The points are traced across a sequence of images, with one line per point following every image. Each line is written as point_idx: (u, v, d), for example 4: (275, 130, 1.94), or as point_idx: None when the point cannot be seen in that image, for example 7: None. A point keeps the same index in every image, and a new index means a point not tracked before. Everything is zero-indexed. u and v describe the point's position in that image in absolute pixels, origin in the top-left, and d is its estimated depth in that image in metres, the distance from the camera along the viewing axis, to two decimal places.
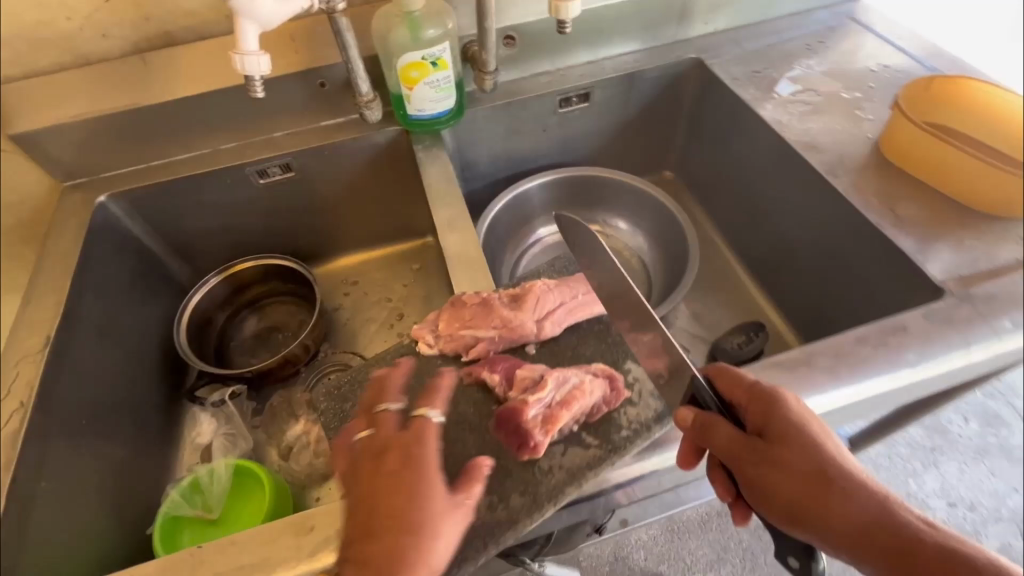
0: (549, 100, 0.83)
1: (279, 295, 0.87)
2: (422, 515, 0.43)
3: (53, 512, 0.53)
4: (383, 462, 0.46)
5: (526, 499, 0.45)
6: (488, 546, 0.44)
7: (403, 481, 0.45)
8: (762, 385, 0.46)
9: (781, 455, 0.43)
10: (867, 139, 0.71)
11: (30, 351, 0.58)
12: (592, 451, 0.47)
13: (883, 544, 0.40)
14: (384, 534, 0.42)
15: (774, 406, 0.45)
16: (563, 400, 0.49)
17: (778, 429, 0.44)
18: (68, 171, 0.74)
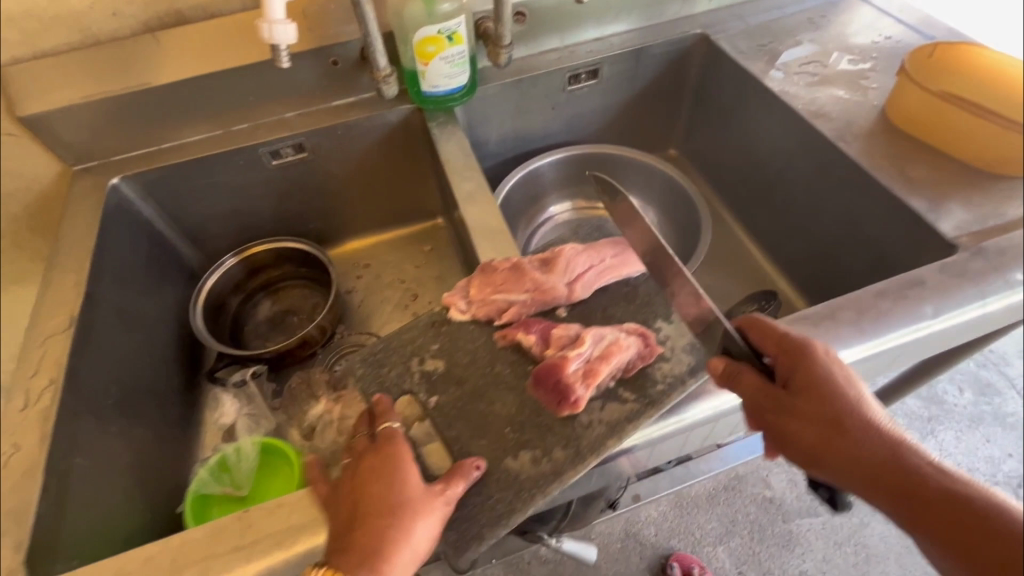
0: (558, 76, 0.83)
1: (292, 278, 0.86)
2: (400, 509, 0.44)
3: (88, 489, 0.53)
4: (361, 463, 0.47)
5: (569, 453, 0.47)
6: (534, 497, 0.46)
7: (381, 477, 0.45)
8: (791, 338, 0.49)
9: (802, 403, 0.46)
10: (872, 106, 0.72)
11: (55, 331, 0.58)
12: (629, 405, 0.49)
13: (889, 484, 0.44)
14: (361, 530, 0.43)
15: (799, 358, 0.48)
16: (601, 355, 0.51)
17: (801, 380, 0.47)
18: (77, 154, 0.73)
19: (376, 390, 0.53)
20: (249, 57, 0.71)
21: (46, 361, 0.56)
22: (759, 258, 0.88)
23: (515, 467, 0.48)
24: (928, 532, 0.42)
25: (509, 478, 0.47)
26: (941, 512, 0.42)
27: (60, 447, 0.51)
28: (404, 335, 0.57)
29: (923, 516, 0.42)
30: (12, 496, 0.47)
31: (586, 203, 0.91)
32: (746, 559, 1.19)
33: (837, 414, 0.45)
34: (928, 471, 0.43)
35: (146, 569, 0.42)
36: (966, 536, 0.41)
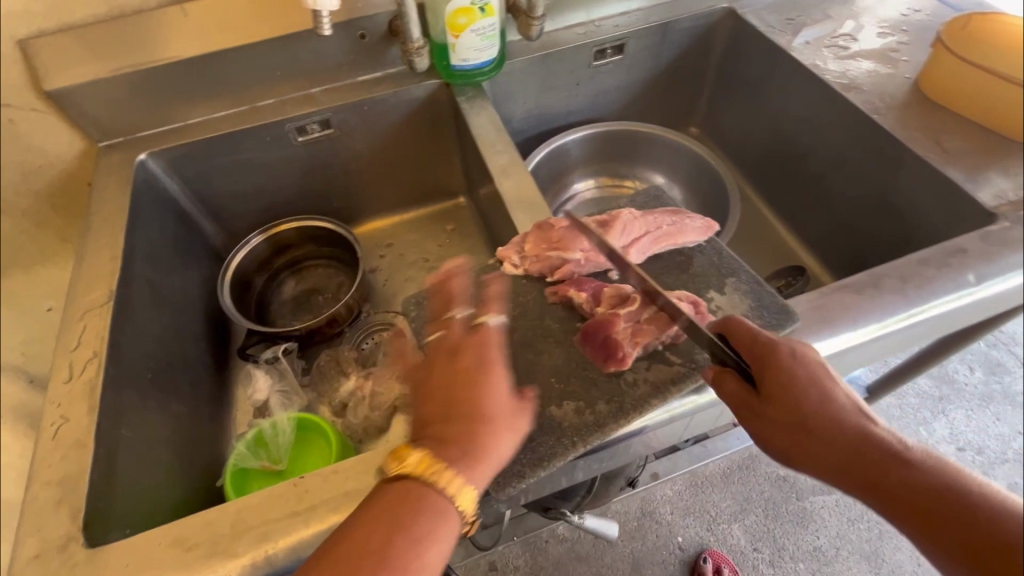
0: (585, 51, 0.82)
1: (317, 258, 0.86)
2: (490, 413, 0.44)
3: (134, 460, 0.54)
4: (455, 358, 0.47)
5: (612, 407, 0.48)
6: (575, 446, 0.47)
7: (474, 378, 0.46)
8: (762, 339, 0.46)
9: (772, 406, 0.44)
10: (905, 79, 0.72)
11: (94, 305, 0.58)
12: (676, 367, 0.50)
13: (865, 481, 0.41)
14: (452, 423, 0.44)
15: (768, 361, 0.45)
16: (653, 318, 0.53)
17: (772, 382, 0.44)
18: (103, 131, 0.72)
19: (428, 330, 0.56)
20: (276, 32, 0.70)
21: (87, 334, 0.56)
22: (785, 234, 0.88)
23: (559, 414, 0.49)
24: (907, 525, 0.40)
25: (553, 425, 0.48)
26: (914, 506, 0.39)
27: (106, 419, 0.52)
28: None
29: (900, 509, 0.40)
30: (65, 465, 0.47)
31: (611, 181, 0.92)
32: (762, 536, 1.19)
33: (810, 414, 0.43)
34: (904, 464, 0.41)
35: (205, 533, 0.42)
36: (942, 532, 0.38)
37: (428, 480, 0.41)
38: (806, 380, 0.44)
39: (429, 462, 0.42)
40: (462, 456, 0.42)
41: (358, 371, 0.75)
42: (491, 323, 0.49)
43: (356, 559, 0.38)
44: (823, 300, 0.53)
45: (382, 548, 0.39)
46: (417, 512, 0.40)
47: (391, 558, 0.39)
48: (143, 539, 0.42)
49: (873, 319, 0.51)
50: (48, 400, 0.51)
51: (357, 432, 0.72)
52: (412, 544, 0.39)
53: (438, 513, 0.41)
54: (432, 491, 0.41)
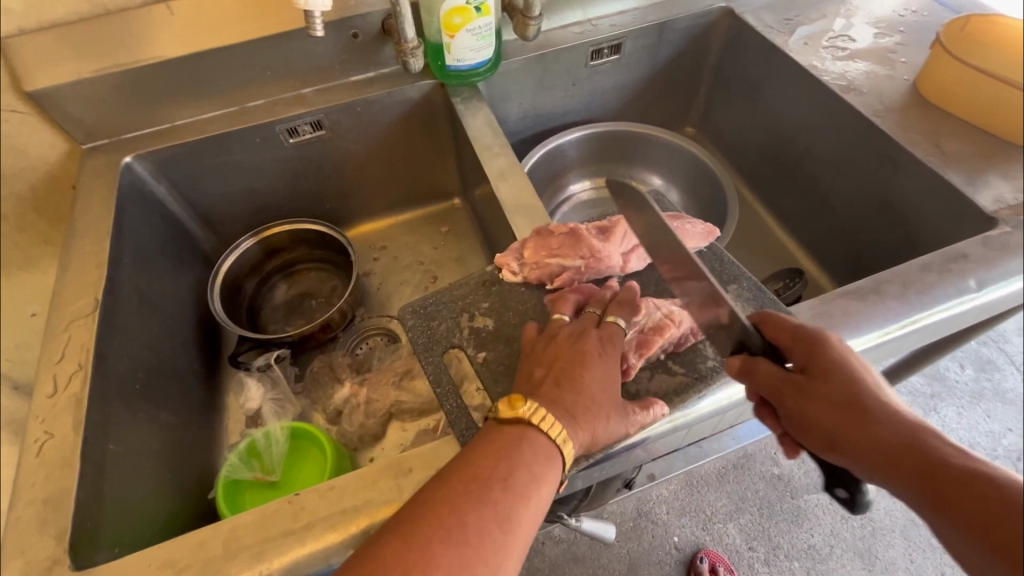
0: (581, 51, 0.81)
1: (310, 261, 0.84)
2: (602, 392, 0.47)
3: (122, 476, 0.52)
4: (581, 338, 0.50)
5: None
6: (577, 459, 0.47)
7: (595, 357, 0.49)
8: (805, 326, 0.47)
9: (819, 382, 0.43)
10: (904, 81, 0.70)
11: (79, 315, 0.56)
12: (679, 377, 0.51)
13: (915, 469, 0.38)
14: (570, 390, 0.46)
15: (812, 343, 0.45)
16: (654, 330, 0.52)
17: (818, 361, 0.44)
18: (87, 132, 0.70)
19: (423, 340, 0.55)
20: (267, 30, 0.68)
21: (72, 346, 0.54)
22: (781, 236, 0.88)
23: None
24: (961, 525, 0.35)
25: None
26: (971, 496, 0.35)
27: (93, 434, 0.50)
28: (455, 291, 0.58)
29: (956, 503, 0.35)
30: (51, 485, 0.46)
31: (608, 181, 0.91)
32: (757, 535, 1.19)
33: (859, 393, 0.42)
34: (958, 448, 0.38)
35: (198, 554, 0.41)
36: (1003, 529, 0.33)
37: (547, 434, 0.44)
38: (852, 363, 0.44)
39: (549, 416, 0.44)
40: (572, 419, 0.45)
41: (352, 378, 0.74)
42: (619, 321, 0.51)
43: (484, 487, 0.40)
44: (825, 308, 0.52)
45: (505, 478, 0.41)
46: (535, 456, 0.43)
47: (514, 491, 0.41)
48: (132, 560, 0.41)
49: (876, 326, 0.50)
50: (31, 415, 0.50)
51: (353, 440, 0.71)
52: (530, 481, 0.42)
53: (552, 463, 0.43)
54: (548, 442, 0.44)
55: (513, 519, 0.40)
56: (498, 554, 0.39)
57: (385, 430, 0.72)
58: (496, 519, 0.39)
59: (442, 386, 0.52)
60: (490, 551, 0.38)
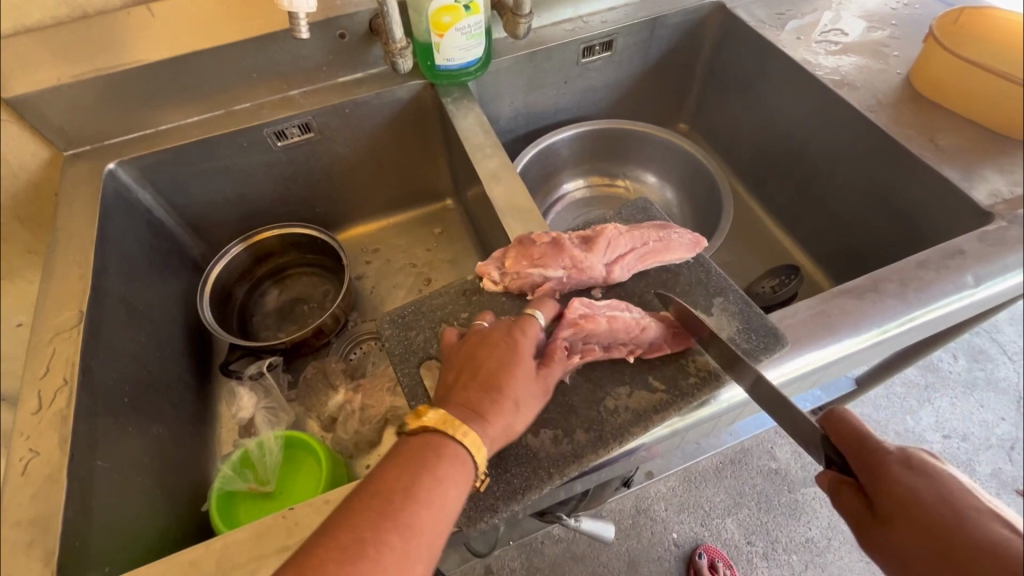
0: (572, 48, 0.80)
1: (301, 265, 0.83)
2: (512, 387, 0.45)
3: (111, 492, 0.51)
4: (491, 336, 0.48)
5: (591, 436, 0.47)
6: (552, 478, 0.45)
7: (507, 354, 0.47)
8: (872, 441, 0.42)
9: (895, 525, 0.39)
10: (896, 74, 0.71)
11: (64, 328, 0.55)
12: (658, 394, 0.49)
13: None
14: (478, 390, 0.45)
15: (881, 472, 0.42)
16: (602, 327, 0.50)
17: (887, 492, 0.41)
18: (68, 138, 0.68)
19: (401, 350, 0.54)
20: (255, 31, 0.66)
21: (56, 359, 0.53)
22: (776, 232, 0.87)
23: (536, 443, 0.47)
24: None
25: (529, 454, 0.46)
26: None
27: (80, 451, 0.49)
28: (434, 301, 0.57)
29: None
30: (38, 503, 0.45)
31: (602, 180, 0.90)
32: (755, 529, 1.19)
33: (950, 537, 0.37)
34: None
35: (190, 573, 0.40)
36: None
37: (452, 438, 0.42)
38: (930, 495, 0.39)
39: (451, 419, 0.42)
40: (479, 419, 0.43)
41: (346, 385, 0.73)
42: (535, 317, 0.51)
43: (383, 496, 0.39)
44: (823, 307, 0.51)
45: (408, 485, 0.40)
46: (438, 461, 0.41)
47: (415, 498, 0.39)
48: None
49: (875, 323, 0.50)
50: (16, 432, 0.48)
51: (348, 447, 0.70)
52: (432, 487, 0.40)
53: (457, 466, 0.41)
54: (452, 446, 0.42)
55: (414, 525, 0.38)
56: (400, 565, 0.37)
57: (381, 437, 0.71)
58: (394, 529, 0.38)
59: (419, 401, 0.52)
60: (390, 562, 0.36)
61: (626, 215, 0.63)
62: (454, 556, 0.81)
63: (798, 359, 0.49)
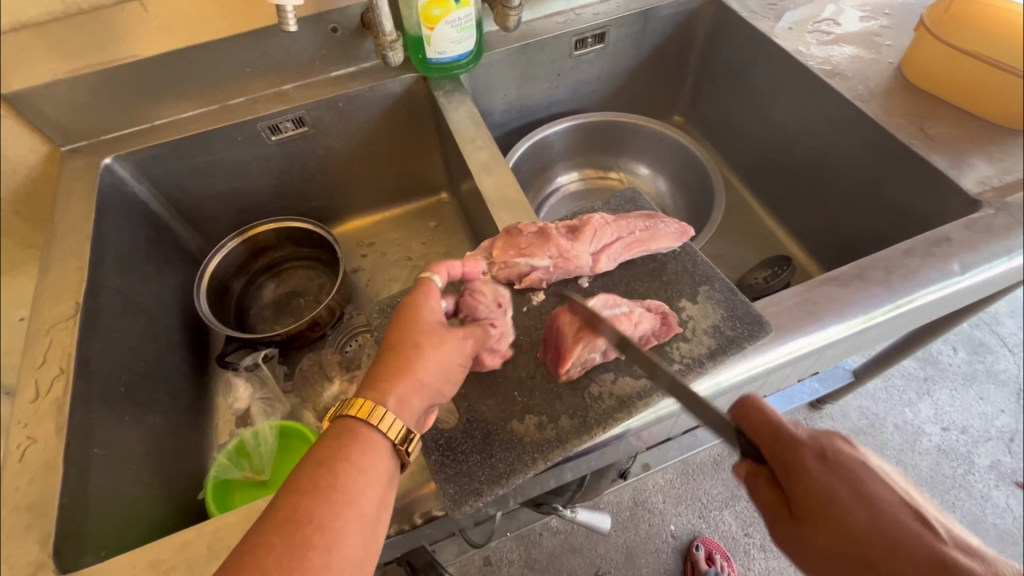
0: (564, 40, 0.80)
1: (297, 259, 0.83)
2: (404, 340, 0.46)
3: (107, 478, 0.52)
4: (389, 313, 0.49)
5: (575, 422, 0.48)
6: (536, 462, 0.46)
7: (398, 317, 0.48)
8: (789, 431, 0.41)
9: (815, 522, 0.38)
10: (888, 64, 0.71)
11: (61, 318, 0.56)
12: (643, 380, 0.49)
13: None
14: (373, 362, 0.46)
15: (795, 464, 0.40)
16: (606, 339, 0.49)
17: (807, 487, 0.39)
18: (65, 133, 0.69)
19: None
20: (248, 26, 0.67)
21: (54, 349, 0.54)
22: (770, 223, 0.87)
23: (520, 429, 0.48)
24: None
25: (515, 440, 0.47)
26: None
27: (76, 438, 0.50)
28: None
29: None
30: (35, 488, 0.46)
31: (597, 172, 0.90)
32: (753, 521, 1.19)
33: (864, 535, 0.37)
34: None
35: (182, 555, 0.41)
36: None
37: (347, 413, 0.43)
38: (843, 489, 0.39)
39: (343, 400, 0.44)
40: (379, 387, 0.44)
41: (341, 376, 0.73)
42: (432, 278, 0.51)
43: (271, 500, 0.39)
44: (809, 294, 0.52)
45: (293, 485, 0.40)
46: (328, 444, 0.42)
47: (299, 492, 0.39)
48: (115, 563, 0.41)
49: (860, 311, 0.50)
50: (14, 420, 0.49)
51: None
52: (319, 474, 0.40)
53: (350, 442, 0.42)
54: (344, 423, 0.43)
55: (299, 521, 0.38)
56: (290, 560, 0.36)
57: None
58: (277, 529, 0.37)
59: None
60: (274, 563, 0.36)
61: (613, 206, 0.64)
62: (450, 544, 0.82)
63: (785, 346, 0.49)
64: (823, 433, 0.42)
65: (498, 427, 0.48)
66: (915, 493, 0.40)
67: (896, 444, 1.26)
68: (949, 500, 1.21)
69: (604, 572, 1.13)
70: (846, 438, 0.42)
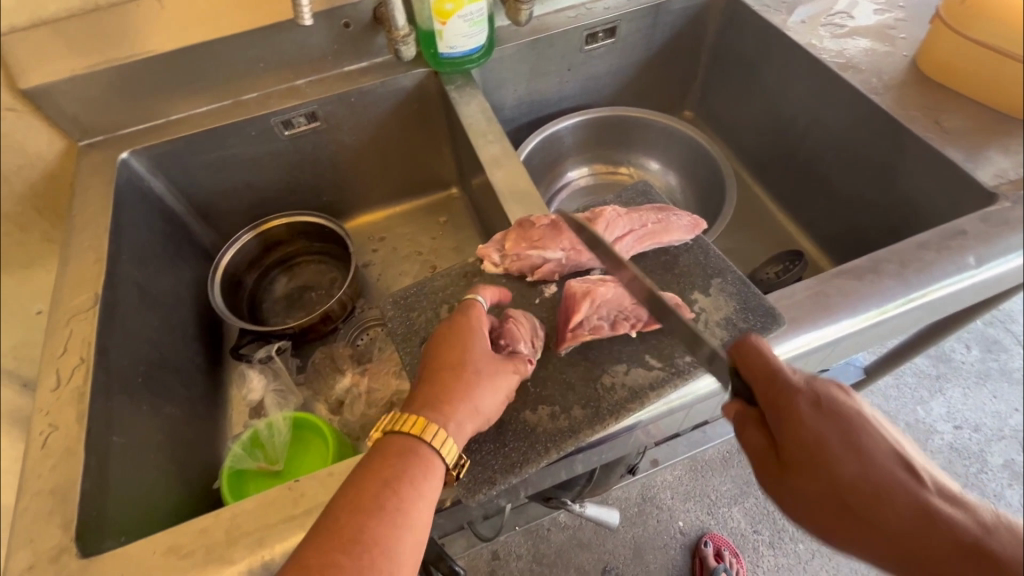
0: (575, 35, 0.80)
1: (309, 253, 0.84)
2: (460, 361, 0.47)
3: (125, 466, 0.53)
4: (442, 331, 0.50)
5: (588, 412, 0.48)
6: (548, 451, 0.46)
7: (448, 336, 0.49)
8: (786, 382, 0.40)
9: (799, 468, 0.39)
10: (903, 57, 0.71)
11: (81, 309, 0.57)
12: (655, 372, 0.49)
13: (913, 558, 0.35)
14: (427, 379, 0.47)
15: (788, 414, 0.40)
16: (608, 294, 0.53)
17: (798, 437, 0.39)
18: (83, 129, 0.70)
19: (406, 331, 0.55)
20: (261, 21, 0.68)
21: (74, 339, 0.55)
22: (782, 218, 0.87)
23: (533, 419, 0.48)
24: None
25: (527, 430, 0.47)
26: None
27: (96, 426, 0.51)
28: (436, 283, 0.58)
29: None
30: (56, 474, 0.46)
31: (606, 167, 0.90)
32: (762, 518, 1.18)
33: (848, 479, 0.37)
34: (966, 528, 0.35)
35: (201, 540, 0.42)
36: None
37: (409, 431, 0.44)
38: (833, 439, 0.38)
39: (405, 416, 0.45)
40: (440, 409, 0.45)
41: (354, 368, 0.74)
42: (479, 298, 0.52)
43: (332, 515, 0.40)
44: (822, 287, 0.51)
45: (354, 500, 0.41)
46: (388, 462, 0.43)
47: (363, 510, 0.40)
48: (136, 547, 0.42)
49: (874, 304, 0.50)
50: (36, 408, 0.50)
51: (355, 429, 0.71)
52: (383, 494, 0.41)
53: (411, 463, 0.43)
54: (406, 442, 0.44)
55: (362, 540, 0.39)
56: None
57: None
58: (343, 548, 0.39)
59: None
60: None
61: (625, 199, 0.64)
62: (460, 537, 0.82)
63: (799, 338, 0.49)
64: (820, 379, 0.41)
65: (510, 417, 0.48)
66: (905, 441, 0.39)
67: None
68: None
69: (612, 567, 1.13)
70: (844, 386, 0.41)
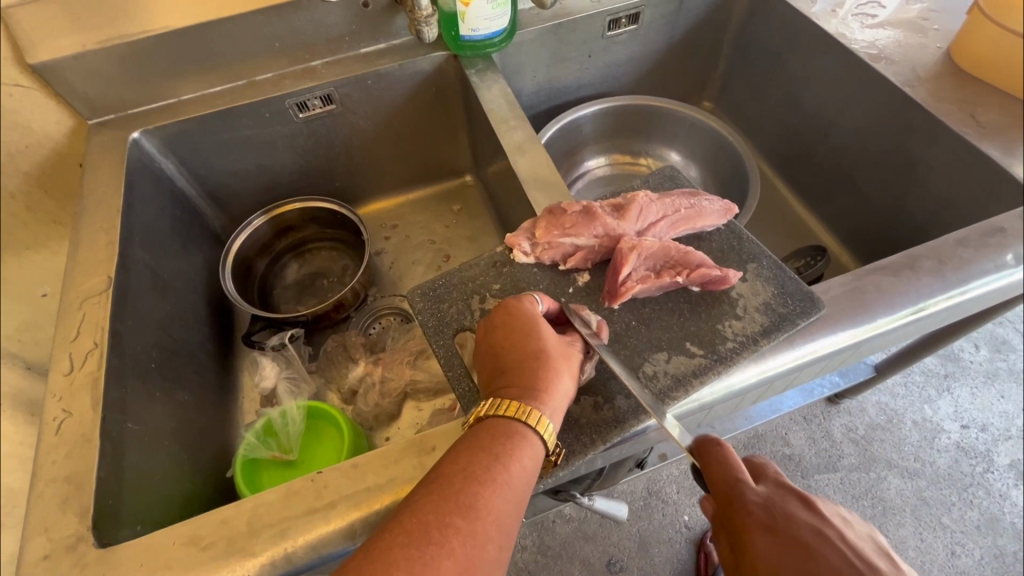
0: (598, 20, 0.78)
1: (322, 240, 0.82)
2: (547, 353, 0.45)
3: (139, 453, 0.52)
4: (512, 327, 0.47)
5: (632, 402, 0.47)
6: (594, 443, 0.45)
7: (522, 330, 0.46)
8: (745, 493, 0.43)
9: None
10: (935, 49, 0.69)
11: (93, 293, 0.55)
12: (697, 359, 0.48)
13: None
14: (513, 374, 0.45)
15: (747, 529, 0.42)
16: (655, 246, 0.52)
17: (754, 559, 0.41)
18: (92, 106, 0.68)
19: (432, 320, 0.54)
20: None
21: (87, 324, 0.53)
22: (800, 211, 0.86)
23: (576, 410, 0.47)
24: None
25: (570, 421, 0.46)
26: None
27: (110, 411, 0.49)
28: (464, 272, 0.56)
29: None
30: (71, 462, 0.45)
31: (625, 157, 0.89)
32: None
33: None
34: None
35: (221, 532, 0.41)
36: None
37: (510, 416, 0.42)
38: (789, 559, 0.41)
39: (507, 403, 0.43)
40: (538, 398, 0.43)
41: (366, 358, 0.72)
42: (537, 297, 0.50)
43: (444, 479, 0.39)
44: (858, 283, 0.50)
45: (468, 469, 0.39)
46: (497, 439, 0.41)
47: (477, 479, 0.39)
48: (154, 538, 0.41)
49: (911, 302, 0.48)
50: (49, 393, 0.49)
51: (368, 419, 0.70)
52: (494, 466, 0.40)
53: (518, 444, 0.41)
54: (508, 423, 0.42)
55: (478, 506, 0.38)
56: (472, 544, 0.37)
57: (401, 410, 0.71)
58: (459, 512, 0.37)
59: (453, 369, 0.51)
60: (458, 543, 0.36)
61: (654, 186, 0.62)
62: None
63: (834, 335, 0.48)
64: (780, 497, 0.44)
65: None
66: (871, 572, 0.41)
67: (915, 440, 1.24)
68: (966, 498, 1.20)
69: (617, 560, 1.13)
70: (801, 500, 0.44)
